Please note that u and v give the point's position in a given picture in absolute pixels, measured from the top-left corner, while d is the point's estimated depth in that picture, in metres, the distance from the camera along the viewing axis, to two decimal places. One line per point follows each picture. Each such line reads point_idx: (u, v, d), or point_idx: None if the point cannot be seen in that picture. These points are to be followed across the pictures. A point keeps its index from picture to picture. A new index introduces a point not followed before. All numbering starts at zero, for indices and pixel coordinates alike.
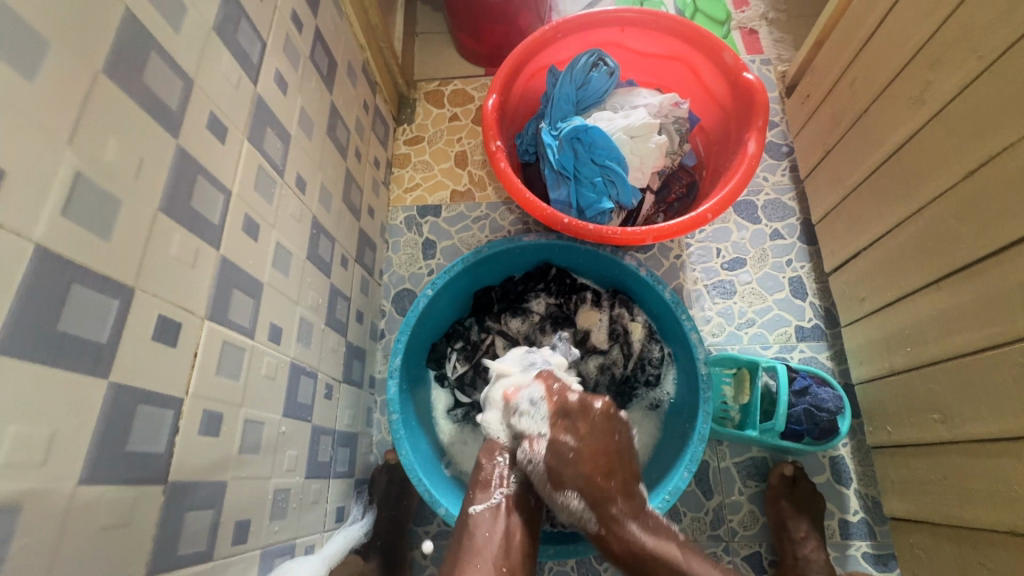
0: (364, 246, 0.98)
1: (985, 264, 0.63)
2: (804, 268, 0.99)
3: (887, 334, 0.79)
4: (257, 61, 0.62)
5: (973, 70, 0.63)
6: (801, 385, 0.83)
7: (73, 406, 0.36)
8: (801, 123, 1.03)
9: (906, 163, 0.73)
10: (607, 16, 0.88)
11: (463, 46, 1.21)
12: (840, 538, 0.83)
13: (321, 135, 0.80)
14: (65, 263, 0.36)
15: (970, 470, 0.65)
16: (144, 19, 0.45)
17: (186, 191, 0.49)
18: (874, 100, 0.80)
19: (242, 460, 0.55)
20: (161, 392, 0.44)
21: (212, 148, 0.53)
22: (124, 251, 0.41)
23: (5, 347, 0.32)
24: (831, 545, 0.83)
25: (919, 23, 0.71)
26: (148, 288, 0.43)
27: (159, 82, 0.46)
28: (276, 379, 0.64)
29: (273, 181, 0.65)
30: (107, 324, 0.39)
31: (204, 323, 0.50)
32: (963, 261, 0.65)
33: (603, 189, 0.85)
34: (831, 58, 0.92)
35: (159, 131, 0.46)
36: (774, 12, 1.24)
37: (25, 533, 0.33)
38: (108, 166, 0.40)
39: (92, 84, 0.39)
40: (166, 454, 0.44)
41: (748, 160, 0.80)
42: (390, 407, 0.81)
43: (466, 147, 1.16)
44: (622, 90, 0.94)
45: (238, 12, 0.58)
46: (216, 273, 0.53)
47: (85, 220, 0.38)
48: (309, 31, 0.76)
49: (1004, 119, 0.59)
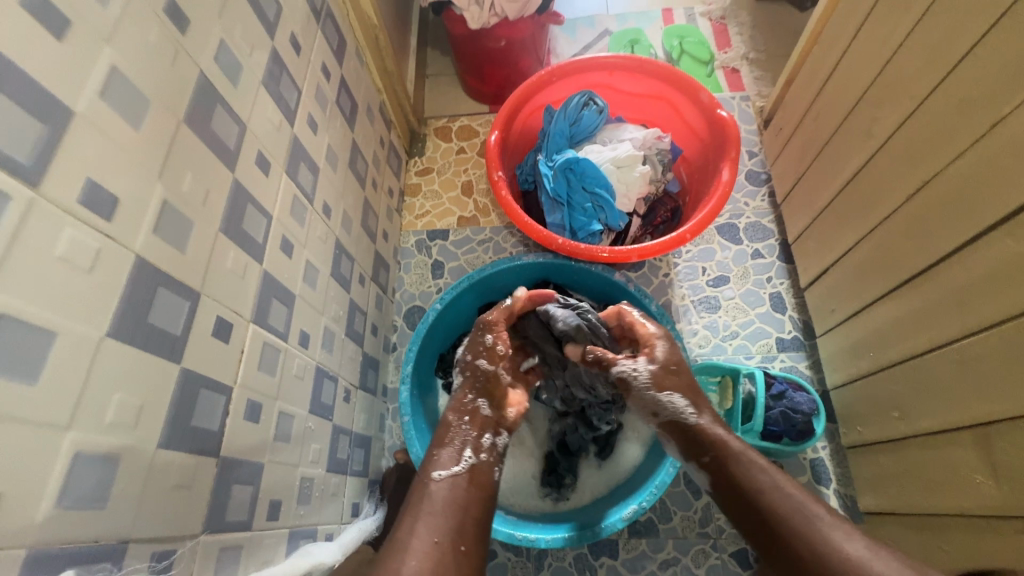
0: (379, 266, 1.08)
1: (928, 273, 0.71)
2: (783, 284, 1.07)
3: (854, 341, 0.87)
4: (294, 106, 0.74)
5: (908, 108, 0.72)
6: (778, 390, 0.90)
7: (156, 384, 0.45)
8: (776, 153, 1.13)
9: (862, 187, 0.82)
10: (595, 61, 1.00)
11: (470, 87, 1.33)
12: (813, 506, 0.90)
13: (344, 168, 0.91)
14: (155, 271, 0.46)
15: (925, 460, 0.73)
16: (213, 79, 0.56)
17: (239, 215, 0.59)
18: (833, 133, 0.90)
19: (275, 446, 0.64)
20: (217, 380, 0.53)
21: (259, 180, 0.64)
22: (194, 263, 0.51)
23: (116, 333, 0.41)
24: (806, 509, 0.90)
25: (865, 68, 0.81)
26: (210, 293, 0.53)
27: (222, 127, 0.57)
28: (304, 379, 0.72)
29: (304, 208, 0.76)
30: (181, 321, 0.49)
31: (249, 325, 0.59)
32: (910, 272, 0.74)
33: (594, 214, 0.95)
34: (799, 96, 1.03)
35: (221, 166, 0.56)
36: (754, 53, 1.36)
37: (120, 481, 0.41)
38: (186, 195, 0.50)
39: (177, 131, 0.50)
40: (219, 432, 0.53)
41: (723, 186, 0.89)
42: (402, 409, 0.89)
43: (472, 177, 1.27)
44: (611, 126, 1.05)
45: (280, 68, 0.70)
46: (259, 283, 0.62)
47: (169, 237, 0.48)
48: (335, 79, 0.88)
49: (935, 150, 0.68)
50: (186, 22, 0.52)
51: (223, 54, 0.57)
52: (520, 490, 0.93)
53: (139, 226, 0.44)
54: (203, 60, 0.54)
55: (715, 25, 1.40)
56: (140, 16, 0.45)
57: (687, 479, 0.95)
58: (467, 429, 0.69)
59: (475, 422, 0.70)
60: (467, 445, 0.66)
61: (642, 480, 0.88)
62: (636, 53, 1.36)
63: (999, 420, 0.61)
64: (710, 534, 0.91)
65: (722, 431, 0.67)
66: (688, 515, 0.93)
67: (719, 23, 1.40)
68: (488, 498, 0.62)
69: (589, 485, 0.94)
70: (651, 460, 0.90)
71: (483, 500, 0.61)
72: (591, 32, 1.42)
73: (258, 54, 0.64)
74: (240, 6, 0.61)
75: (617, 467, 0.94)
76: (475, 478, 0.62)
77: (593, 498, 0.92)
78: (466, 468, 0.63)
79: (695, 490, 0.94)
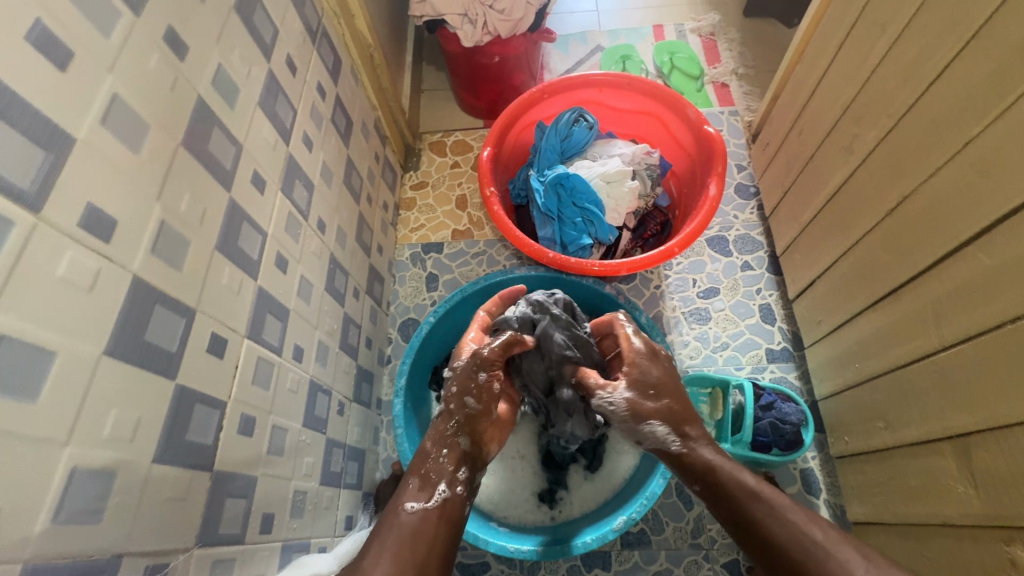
0: (374, 279, 1.09)
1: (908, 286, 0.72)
2: (772, 296, 1.09)
3: (839, 352, 0.88)
4: (289, 125, 0.76)
5: (886, 126, 0.75)
6: (767, 401, 0.92)
7: (152, 399, 0.47)
8: (763, 167, 1.15)
9: (845, 202, 0.84)
10: (585, 79, 1.02)
11: (464, 102, 1.36)
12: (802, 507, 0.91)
13: (339, 184, 0.93)
14: (153, 289, 0.47)
15: (909, 469, 0.74)
16: (210, 102, 0.57)
17: (235, 232, 0.61)
18: (817, 149, 0.92)
19: (269, 459, 0.65)
20: (211, 395, 0.55)
21: (255, 199, 0.65)
22: (190, 280, 0.52)
23: (113, 351, 0.43)
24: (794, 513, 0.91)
25: (845, 86, 0.84)
26: (206, 310, 0.54)
27: (219, 148, 0.59)
28: (298, 393, 0.73)
29: (299, 224, 0.77)
30: (177, 337, 0.50)
31: (243, 341, 0.61)
32: (891, 285, 0.75)
33: (584, 228, 0.97)
34: (784, 112, 1.06)
35: (217, 186, 0.58)
36: (743, 68, 1.39)
37: (116, 495, 0.42)
38: (183, 215, 0.52)
39: (174, 153, 0.51)
40: (213, 446, 0.54)
41: (710, 201, 0.91)
42: (395, 422, 0.90)
43: (466, 191, 1.29)
44: (601, 141, 1.07)
45: (276, 89, 0.72)
46: (254, 299, 0.64)
47: (166, 256, 0.49)
48: (330, 98, 0.90)
49: (911, 166, 0.70)
50: (185, 48, 0.54)
51: (220, 78, 0.59)
52: (515, 503, 0.94)
53: (137, 246, 0.46)
54: (202, 85, 0.56)
55: (705, 41, 1.43)
56: (141, 44, 0.47)
57: (679, 489, 0.96)
58: (444, 462, 0.69)
59: (452, 456, 0.70)
60: (441, 479, 0.67)
61: (634, 491, 0.89)
62: (628, 69, 1.39)
63: (978, 430, 0.63)
64: (702, 545, 0.92)
65: (712, 454, 0.68)
66: (680, 526, 0.93)
67: (709, 39, 1.43)
68: (454, 526, 0.64)
69: (581, 497, 0.94)
70: (642, 473, 0.91)
71: (447, 526, 0.63)
72: (584, 48, 1.44)
73: (254, 76, 0.66)
74: (237, 31, 0.63)
75: (608, 478, 0.95)
76: (446, 511, 0.64)
77: (585, 510, 0.93)
78: (437, 504, 0.64)
79: (686, 500, 0.95)
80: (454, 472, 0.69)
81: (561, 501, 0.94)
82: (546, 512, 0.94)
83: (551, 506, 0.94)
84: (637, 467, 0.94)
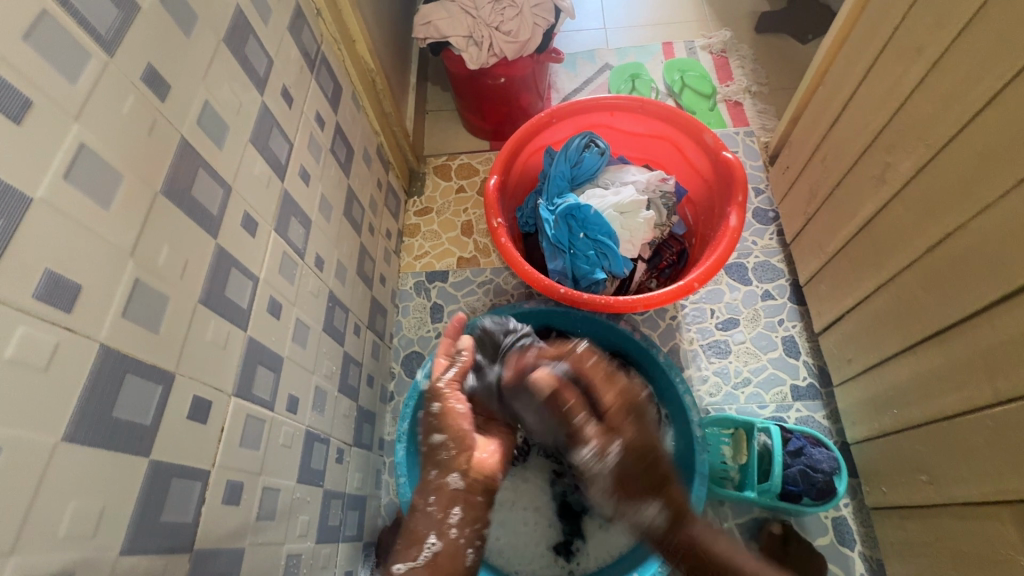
0: (376, 312, 1.04)
1: (963, 325, 0.66)
2: (796, 327, 1.03)
3: (874, 394, 0.83)
4: (285, 160, 0.71)
5: (924, 156, 0.70)
6: (796, 446, 0.86)
7: (119, 484, 0.42)
8: (783, 191, 1.09)
9: (880, 232, 0.79)
10: (596, 102, 0.98)
11: (470, 124, 1.32)
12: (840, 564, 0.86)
13: (339, 216, 0.88)
14: (124, 357, 0.43)
15: (960, 533, 0.69)
16: (195, 144, 0.53)
17: (222, 281, 0.56)
18: (844, 175, 0.87)
19: (259, 526, 0.60)
20: (192, 466, 0.50)
21: (245, 242, 0.61)
22: (167, 342, 0.48)
23: (73, 436, 0.38)
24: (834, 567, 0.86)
25: (876, 111, 0.79)
26: (186, 371, 0.50)
27: (204, 192, 0.54)
28: (292, 448, 0.68)
29: (295, 264, 0.73)
30: (150, 408, 0.45)
31: (231, 400, 0.56)
32: (939, 324, 0.70)
33: (597, 261, 0.92)
34: (805, 135, 1.00)
35: (202, 235, 0.53)
36: (756, 85, 1.34)
37: None
38: (160, 270, 0.47)
39: (152, 204, 0.47)
40: (193, 524, 0.49)
41: (731, 233, 0.86)
42: (398, 470, 0.84)
43: (472, 217, 1.25)
44: (613, 167, 1.02)
45: (271, 123, 0.68)
46: (243, 352, 0.59)
47: (139, 319, 0.45)
48: (330, 127, 0.86)
49: (958, 200, 0.66)
50: (166, 88, 0.49)
51: (206, 116, 0.55)
52: (527, 556, 0.88)
53: (104, 313, 0.41)
54: (185, 126, 0.52)
55: (717, 58, 1.38)
56: (113, 89, 0.43)
57: None
58: (432, 510, 0.63)
59: (440, 501, 0.64)
60: (431, 531, 0.62)
61: (655, 542, 0.82)
62: (637, 88, 1.34)
63: None
64: None
65: None
66: None
67: (720, 57, 1.38)
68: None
69: (599, 549, 0.88)
70: None
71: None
72: (592, 66, 1.40)
73: (246, 111, 0.62)
74: (227, 65, 0.58)
75: (627, 527, 0.88)
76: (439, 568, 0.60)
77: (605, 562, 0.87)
78: (426, 561, 0.60)
79: None
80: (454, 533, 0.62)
81: (578, 553, 0.88)
82: (561, 566, 0.87)
83: (567, 559, 0.88)
84: None
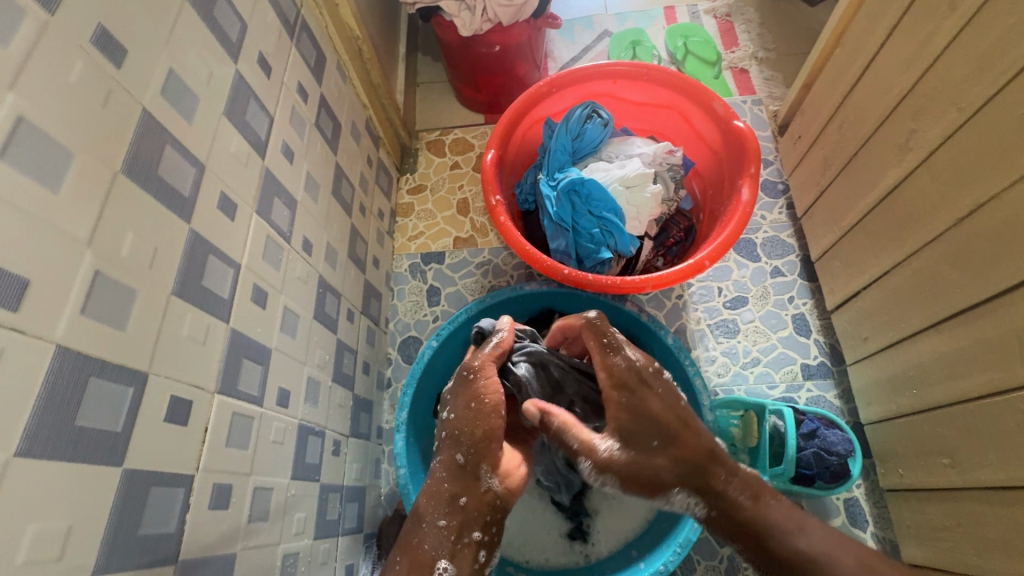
0: (370, 297, 1.00)
1: (999, 301, 0.63)
2: (807, 305, 0.99)
3: (891, 375, 0.82)
4: (265, 136, 0.65)
5: (955, 121, 0.66)
6: (809, 429, 0.85)
7: (87, 498, 0.38)
8: (794, 163, 1.04)
9: (902, 204, 0.76)
10: (598, 70, 0.91)
11: (464, 95, 1.25)
12: None
13: (327, 196, 0.83)
14: (84, 358, 0.38)
15: (985, 517, 0.68)
16: (161, 117, 0.48)
17: (198, 271, 0.51)
18: (863, 144, 0.82)
19: (252, 529, 0.56)
20: (172, 472, 0.46)
21: (223, 227, 0.55)
22: (138, 339, 0.43)
23: (26, 451, 0.34)
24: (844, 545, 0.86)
25: (901, 73, 0.74)
26: (162, 370, 0.46)
27: (173, 172, 0.49)
28: (285, 444, 0.64)
29: (281, 249, 0.67)
30: (121, 413, 0.41)
31: (214, 398, 0.52)
32: (977, 296, 0.66)
33: (601, 239, 0.88)
34: (820, 102, 0.94)
35: (172, 219, 0.48)
36: (763, 51, 1.27)
37: None
38: (125, 260, 0.42)
39: (111, 186, 0.42)
40: (178, 532, 0.46)
41: (743, 207, 0.80)
42: (397, 461, 0.81)
43: (468, 195, 1.19)
44: (616, 139, 0.97)
45: (247, 94, 0.61)
46: (226, 346, 0.54)
47: (101, 314, 0.40)
48: (314, 100, 0.80)
49: (992, 171, 0.62)
50: (120, 53, 0.43)
51: (173, 87, 0.49)
52: (537, 544, 0.86)
53: (57, 309, 0.37)
54: (147, 96, 0.46)
55: (721, 22, 1.31)
56: (55, 53, 0.38)
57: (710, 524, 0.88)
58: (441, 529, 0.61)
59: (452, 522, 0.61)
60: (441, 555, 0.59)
61: (663, 533, 0.80)
62: (638, 56, 1.27)
63: None
64: None
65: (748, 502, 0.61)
66: (713, 565, 0.86)
67: (725, 21, 1.31)
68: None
69: (610, 531, 0.86)
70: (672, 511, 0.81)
71: None
72: (590, 34, 1.33)
73: (218, 81, 0.56)
74: (194, 29, 0.52)
75: (635, 507, 0.86)
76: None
77: (615, 546, 0.84)
78: None
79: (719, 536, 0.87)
80: (456, 540, 0.61)
81: (591, 534, 0.86)
82: (577, 550, 0.85)
83: (583, 542, 0.85)
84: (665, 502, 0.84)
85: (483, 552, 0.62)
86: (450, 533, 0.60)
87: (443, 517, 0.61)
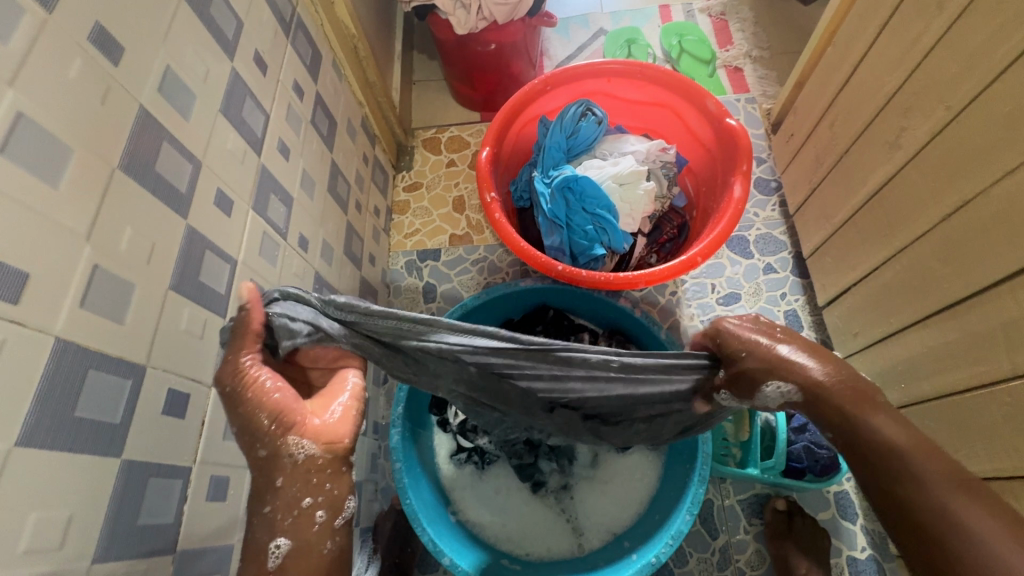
0: (366, 293, 1.00)
1: (983, 296, 0.65)
2: (799, 301, 1.00)
3: (881, 369, 0.83)
4: (260, 132, 0.66)
5: (942, 119, 0.67)
6: (799, 423, 0.86)
7: (88, 488, 0.39)
8: (787, 160, 1.05)
9: (892, 200, 0.77)
10: (592, 68, 0.92)
11: (460, 94, 1.25)
12: (841, 540, 0.87)
13: (323, 193, 0.83)
14: (85, 351, 0.39)
15: None
16: (158, 114, 0.48)
17: (195, 266, 0.52)
18: (853, 142, 0.83)
19: (248, 520, 0.57)
20: (170, 463, 0.47)
21: (220, 223, 0.56)
22: (135, 332, 0.44)
23: (29, 441, 0.35)
24: (834, 538, 0.87)
25: (890, 72, 0.75)
26: (159, 364, 0.46)
27: (170, 168, 0.49)
28: None
29: (277, 245, 0.68)
30: (120, 405, 0.42)
31: (211, 392, 0.52)
32: (963, 291, 0.67)
33: (595, 236, 0.89)
34: (812, 99, 0.95)
35: (170, 215, 0.49)
36: (757, 50, 1.28)
37: None
38: (122, 255, 0.43)
39: (109, 182, 0.42)
40: (176, 523, 0.47)
41: (735, 204, 0.81)
42: (394, 455, 0.80)
43: (464, 192, 1.20)
44: (610, 137, 0.98)
45: (243, 90, 0.62)
46: (223, 342, 0.55)
47: (100, 308, 0.41)
48: (310, 97, 0.80)
49: (978, 167, 0.63)
50: (118, 50, 0.44)
51: (170, 84, 0.50)
52: (537, 536, 0.86)
53: (57, 304, 0.38)
54: (144, 93, 0.47)
55: (716, 21, 1.32)
56: (55, 51, 0.38)
57: (702, 517, 0.89)
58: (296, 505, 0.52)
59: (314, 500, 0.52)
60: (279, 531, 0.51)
61: (656, 524, 0.81)
62: (633, 54, 1.28)
63: None
64: None
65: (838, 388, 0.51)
66: (705, 557, 0.87)
67: (720, 19, 1.32)
68: None
69: (603, 524, 0.86)
70: (664, 504, 0.82)
71: None
72: (586, 32, 1.33)
73: (214, 79, 0.56)
74: (191, 28, 0.53)
75: (628, 501, 0.87)
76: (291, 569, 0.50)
77: (607, 539, 0.85)
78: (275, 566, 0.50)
79: (711, 529, 0.88)
80: (301, 512, 0.51)
81: (583, 527, 0.87)
82: (570, 544, 0.86)
83: (576, 535, 0.86)
84: (657, 497, 0.85)
85: (323, 512, 0.52)
86: (276, 514, 0.51)
87: (267, 502, 0.51)
